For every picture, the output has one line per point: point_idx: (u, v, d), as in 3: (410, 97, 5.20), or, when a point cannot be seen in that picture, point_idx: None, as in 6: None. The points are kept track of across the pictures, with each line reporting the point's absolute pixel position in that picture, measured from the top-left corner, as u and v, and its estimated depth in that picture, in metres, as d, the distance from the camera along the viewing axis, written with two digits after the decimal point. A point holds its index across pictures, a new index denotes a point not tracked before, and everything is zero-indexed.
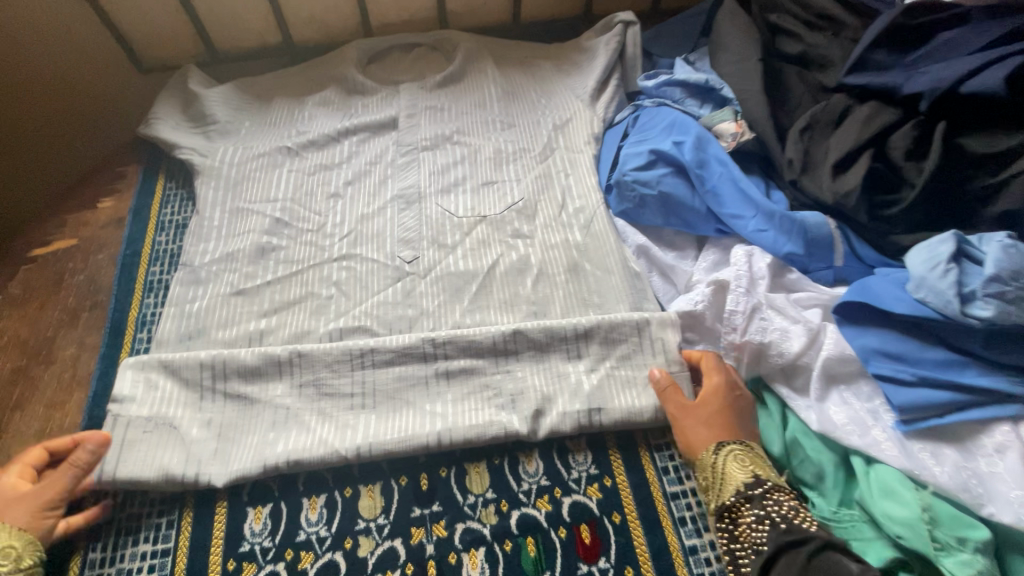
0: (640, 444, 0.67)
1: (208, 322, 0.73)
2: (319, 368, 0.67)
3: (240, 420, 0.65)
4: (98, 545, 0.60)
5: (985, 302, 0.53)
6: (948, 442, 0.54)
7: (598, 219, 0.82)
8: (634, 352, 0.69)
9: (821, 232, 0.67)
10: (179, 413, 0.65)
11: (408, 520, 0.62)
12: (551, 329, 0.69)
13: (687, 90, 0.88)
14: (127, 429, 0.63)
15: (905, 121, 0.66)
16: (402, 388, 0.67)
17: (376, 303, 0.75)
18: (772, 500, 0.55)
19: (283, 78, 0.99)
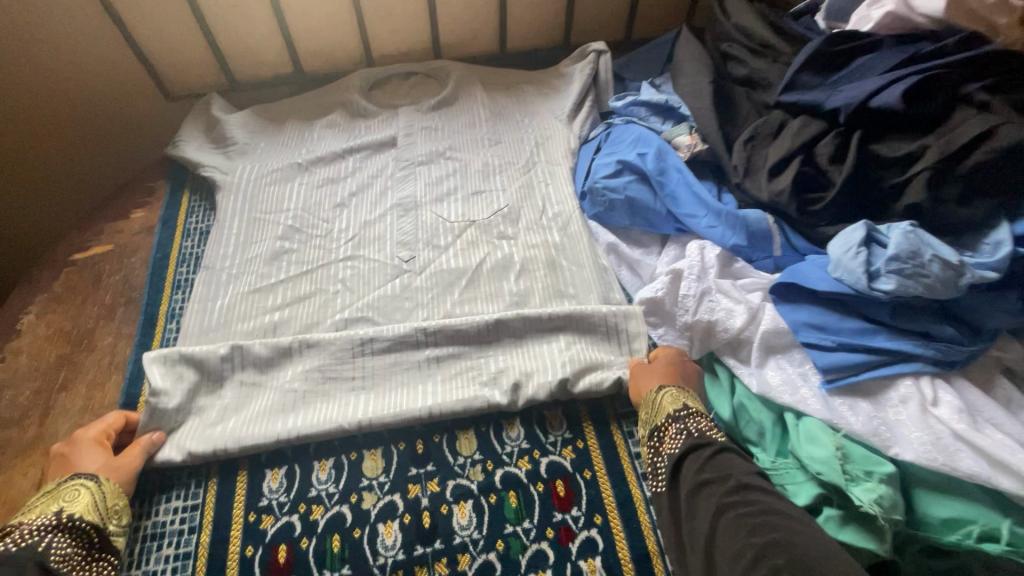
0: (610, 417, 0.76)
1: (230, 317, 0.84)
2: (323, 356, 0.77)
3: (254, 400, 0.75)
4: (138, 506, 0.69)
5: (889, 277, 0.64)
6: (862, 396, 0.64)
7: (573, 221, 0.93)
8: (598, 336, 0.80)
9: (761, 226, 0.78)
10: (202, 399, 0.75)
11: (406, 478, 0.71)
12: (527, 317, 0.79)
13: (651, 109, 1.00)
14: (161, 416, 0.72)
15: (829, 131, 0.77)
16: (398, 370, 0.77)
17: (375, 296, 0.86)
18: (693, 420, 0.67)
19: (293, 105, 1.11)
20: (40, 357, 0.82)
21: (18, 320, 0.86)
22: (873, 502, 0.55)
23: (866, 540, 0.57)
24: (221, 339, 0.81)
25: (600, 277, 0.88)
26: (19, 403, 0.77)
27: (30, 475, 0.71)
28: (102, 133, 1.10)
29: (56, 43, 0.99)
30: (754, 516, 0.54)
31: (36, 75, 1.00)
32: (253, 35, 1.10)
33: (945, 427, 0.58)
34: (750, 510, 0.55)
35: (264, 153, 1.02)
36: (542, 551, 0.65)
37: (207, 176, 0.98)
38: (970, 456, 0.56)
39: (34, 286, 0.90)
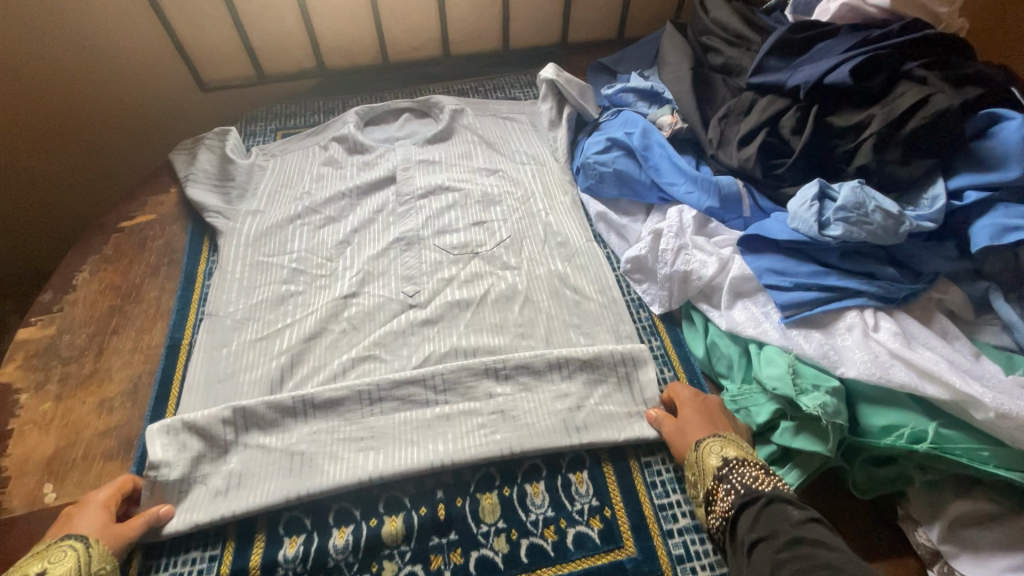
0: (630, 457, 0.76)
1: (236, 367, 0.85)
2: (329, 414, 0.78)
3: (260, 466, 0.74)
4: (151, 565, 0.68)
5: (837, 224, 0.73)
6: (816, 327, 0.73)
7: (578, 254, 0.96)
8: (609, 388, 0.80)
9: (731, 190, 0.88)
10: (207, 469, 0.74)
11: (427, 548, 0.68)
12: (533, 367, 0.81)
13: (638, 94, 1.11)
14: (168, 491, 0.71)
15: (791, 106, 0.87)
16: (407, 429, 0.77)
17: (383, 333, 0.88)
18: (739, 473, 0.66)
19: (287, 143, 1.17)
20: (94, 307, 0.92)
21: (72, 277, 0.96)
22: (818, 407, 0.65)
23: (814, 444, 0.66)
24: (229, 397, 0.82)
25: (587, 241, 0.98)
26: (77, 344, 0.88)
27: (89, 402, 0.81)
28: (152, 119, 1.25)
29: (105, 38, 1.11)
30: (812, 570, 0.55)
31: (100, 70, 1.14)
32: (279, 33, 1.23)
33: (883, 347, 0.68)
34: (813, 562, 0.55)
35: (265, 192, 1.07)
36: (535, 467, 0.75)
37: (209, 222, 1.02)
38: (903, 370, 0.65)
39: (86, 249, 1.00)
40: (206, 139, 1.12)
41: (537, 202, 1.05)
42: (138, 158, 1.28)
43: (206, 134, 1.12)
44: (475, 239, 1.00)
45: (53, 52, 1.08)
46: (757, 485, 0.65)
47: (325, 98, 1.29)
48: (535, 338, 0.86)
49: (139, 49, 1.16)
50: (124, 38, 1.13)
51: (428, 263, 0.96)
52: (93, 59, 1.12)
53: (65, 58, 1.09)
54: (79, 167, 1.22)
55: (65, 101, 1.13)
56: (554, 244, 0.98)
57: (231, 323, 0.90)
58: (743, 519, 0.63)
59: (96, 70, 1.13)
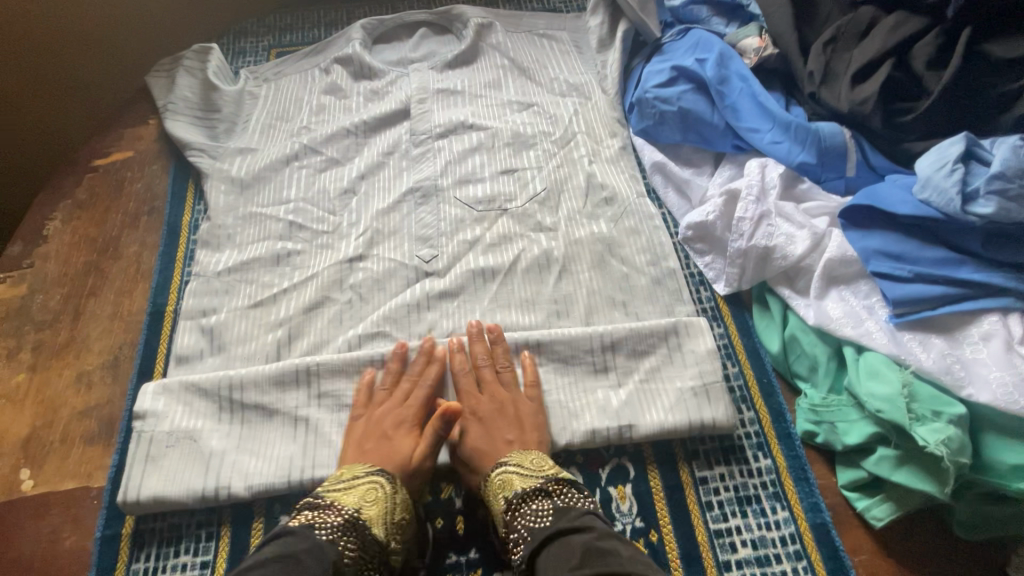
0: (681, 461, 0.63)
1: (227, 338, 0.73)
2: (335, 384, 0.68)
3: (260, 432, 0.66)
4: (140, 556, 0.61)
5: (987, 199, 0.55)
6: (937, 332, 0.57)
7: (628, 214, 0.79)
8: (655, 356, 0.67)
9: (835, 141, 0.68)
10: (201, 425, 0.65)
11: (443, 567, 0.59)
12: (571, 340, 0.68)
13: (714, 9, 0.89)
14: (151, 445, 0.64)
15: (931, 29, 0.66)
16: (422, 399, 0.67)
17: (393, 306, 0.74)
18: (526, 507, 0.55)
19: (282, 64, 0.98)
20: (67, 263, 0.81)
21: (42, 226, 0.84)
22: (939, 442, 0.51)
23: (924, 482, 0.54)
24: (220, 367, 0.71)
25: (638, 197, 0.81)
26: (50, 307, 0.77)
27: (65, 376, 0.72)
28: (131, 37, 1.07)
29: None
30: None
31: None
32: None
33: None
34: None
35: (256, 127, 0.90)
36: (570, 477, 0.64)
37: (191, 161, 0.86)
38: None
39: (56, 192, 0.87)
40: (183, 58, 0.94)
41: (578, 147, 0.86)
42: (117, 84, 1.11)
43: (183, 52, 0.94)
44: (503, 192, 0.83)
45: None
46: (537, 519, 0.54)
47: (326, 7, 1.08)
48: (572, 319, 0.72)
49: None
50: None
51: (448, 221, 0.81)
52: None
53: None
54: (45, 80, 1.04)
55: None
56: (598, 201, 0.81)
57: (219, 285, 0.77)
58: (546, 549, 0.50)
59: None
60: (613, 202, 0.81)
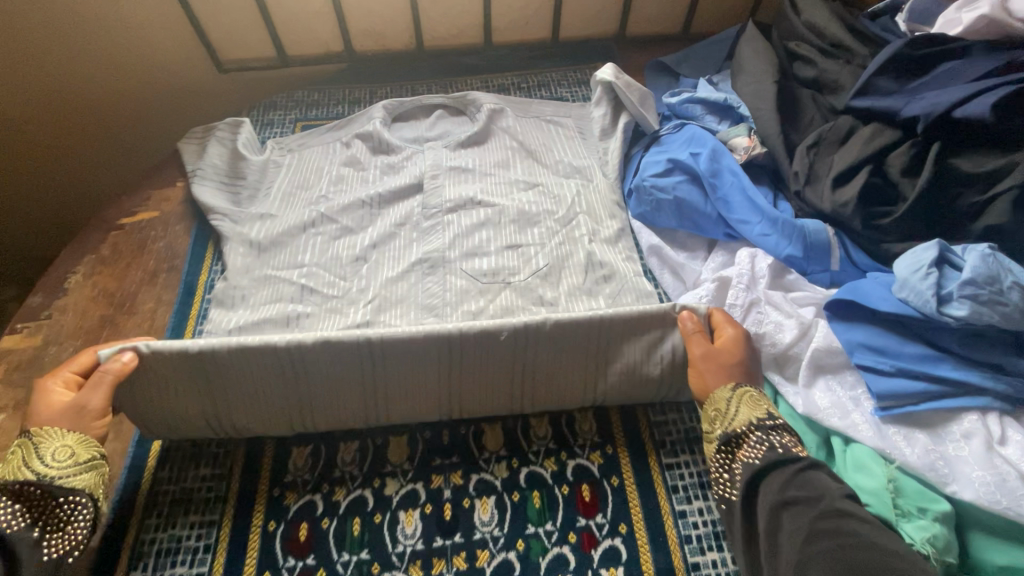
0: (674, 549, 0.64)
1: None
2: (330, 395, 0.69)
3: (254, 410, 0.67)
4: None
5: (960, 302, 0.59)
6: (920, 428, 0.60)
7: (626, 292, 0.83)
8: (651, 376, 0.69)
9: (820, 238, 0.73)
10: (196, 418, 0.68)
11: None
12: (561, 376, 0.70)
13: (707, 107, 0.96)
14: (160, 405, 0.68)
15: (903, 142, 0.72)
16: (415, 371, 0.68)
17: None
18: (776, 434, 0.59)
19: (307, 137, 1.05)
20: (84, 317, 0.84)
21: (64, 279, 0.88)
22: (925, 541, 0.52)
23: None
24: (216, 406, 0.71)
25: (635, 275, 0.85)
26: (62, 359, 0.79)
27: None
28: (170, 104, 1.16)
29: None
30: (846, 550, 0.47)
31: (114, 61, 1.06)
32: (306, 13, 1.11)
33: (1012, 468, 0.55)
34: (847, 540, 0.48)
35: (278, 194, 0.96)
36: (563, 555, 0.64)
37: (214, 225, 0.91)
38: None
39: (81, 248, 0.92)
40: (217, 128, 1.01)
41: (579, 226, 0.91)
42: (152, 145, 1.19)
43: (215, 124, 1.01)
44: (507, 266, 0.87)
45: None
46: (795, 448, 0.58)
47: (350, 86, 1.16)
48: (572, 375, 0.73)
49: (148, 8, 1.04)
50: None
51: (454, 292, 0.85)
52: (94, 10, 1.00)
53: (79, 52, 1.02)
54: (81, 139, 1.11)
55: (59, 55, 1.01)
56: (597, 278, 0.85)
57: None
58: (773, 476, 0.56)
59: (95, 25, 1.01)
60: (611, 279, 0.85)
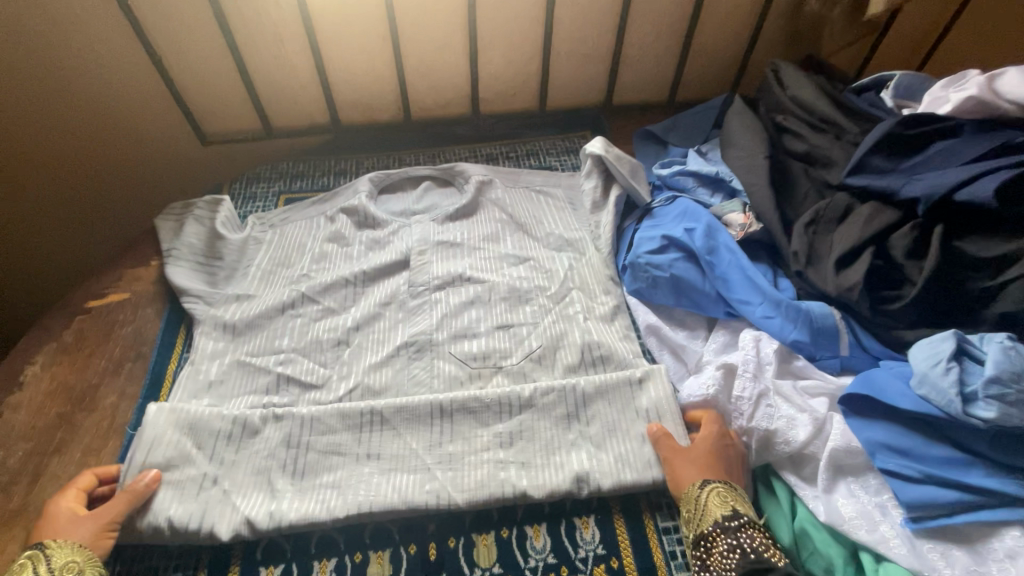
0: None
1: None
2: (321, 462, 0.70)
3: (247, 475, 0.69)
4: None
5: (987, 403, 0.55)
6: (958, 543, 0.54)
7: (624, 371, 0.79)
8: (631, 434, 0.71)
9: (827, 322, 0.70)
10: (181, 482, 0.67)
11: None
12: (549, 441, 0.71)
13: (699, 179, 0.95)
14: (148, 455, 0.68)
15: (904, 222, 0.70)
16: (407, 431, 0.72)
17: (393, 455, 0.70)
18: (747, 534, 0.59)
19: (290, 211, 1.02)
20: (38, 415, 0.77)
21: (20, 370, 0.81)
22: None
23: None
24: (197, 488, 0.67)
25: (633, 357, 0.80)
26: (8, 466, 0.72)
27: (9, 552, 0.66)
28: (148, 174, 1.13)
29: (79, 60, 0.96)
30: None
31: (92, 136, 1.04)
32: (293, 88, 1.10)
33: None
34: None
35: (257, 272, 0.92)
36: None
37: (187, 308, 0.87)
38: None
39: (43, 335, 0.86)
40: (195, 207, 0.97)
41: (573, 303, 0.87)
42: (131, 213, 1.16)
43: (195, 201, 0.97)
44: (498, 349, 0.82)
45: (16, 67, 0.92)
46: (768, 554, 0.57)
47: (337, 157, 1.15)
48: (563, 446, 0.70)
49: (127, 83, 1.01)
50: (106, 66, 0.98)
51: (442, 380, 0.79)
52: (69, 86, 0.97)
53: (54, 128, 1.00)
54: (56, 208, 1.08)
55: (30, 128, 0.98)
56: (593, 361, 0.80)
57: None
58: None
59: (73, 100, 0.99)
60: (608, 361, 0.80)
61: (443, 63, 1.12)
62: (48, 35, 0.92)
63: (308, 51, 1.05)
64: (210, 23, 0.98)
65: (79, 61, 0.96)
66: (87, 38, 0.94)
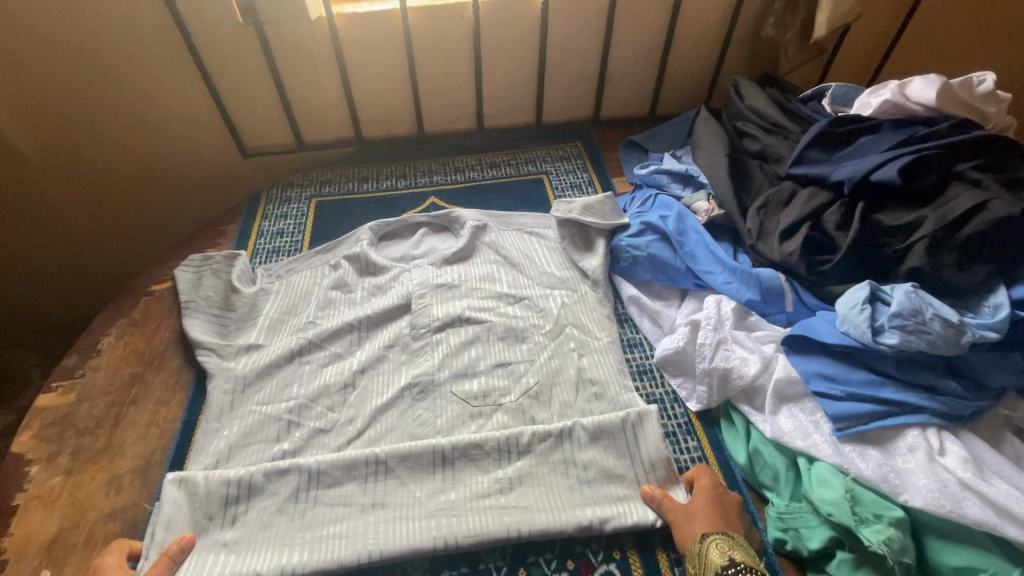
0: (657, 543, 0.72)
1: (249, 440, 0.83)
2: (331, 514, 0.75)
3: (262, 531, 0.74)
4: None
5: (891, 332, 0.69)
6: (873, 445, 0.67)
7: (605, 364, 0.89)
8: (620, 475, 0.77)
9: (774, 283, 0.85)
10: (201, 549, 0.72)
11: None
12: (546, 485, 0.76)
13: (672, 177, 1.11)
14: (174, 504, 0.75)
15: (835, 201, 0.85)
16: (410, 483, 0.78)
17: (400, 504, 0.76)
18: None
19: (295, 262, 1.07)
20: (114, 374, 0.91)
21: (98, 340, 0.96)
22: (881, 543, 0.59)
23: None
24: (216, 550, 0.72)
25: (625, 392, 0.86)
26: (93, 414, 0.86)
27: (97, 479, 0.79)
28: (199, 181, 1.30)
29: (143, 86, 1.13)
30: None
31: (152, 147, 1.21)
32: (323, 108, 1.28)
33: (952, 475, 0.62)
34: None
35: (265, 323, 0.96)
36: None
37: (201, 360, 0.91)
38: (977, 504, 0.59)
39: (115, 312, 1.01)
40: (212, 261, 1.02)
41: (568, 341, 0.92)
42: (182, 212, 1.33)
43: (213, 254, 1.03)
44: (497, 387, 0.88)
45: (93, 91, 1.10)
46: None
47: (361, 166, 1.32)
48: (558, 495, 0.75)
49: (181, 105, 1.18)
50: (168, 90, 1.15)
51: (445, 420, 0.84)
52: (135, 107, 1.15)
53: (122, 139, 1.18)
54: (122, 206, 1.27)
55: (102, 141, 1.17)
56: (588, 397, 0.86)
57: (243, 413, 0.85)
58: None
59: (139, 118, 1.16)
60: (602, 398, 0.85)
61: (452, 84, 1.29)
62: (120, 66, 1.09)
63: (338, 76, 1.23)
64: (256, 55, 1.16)
65: (149, 86, 1.13)
66: (152, 69, 1.11)
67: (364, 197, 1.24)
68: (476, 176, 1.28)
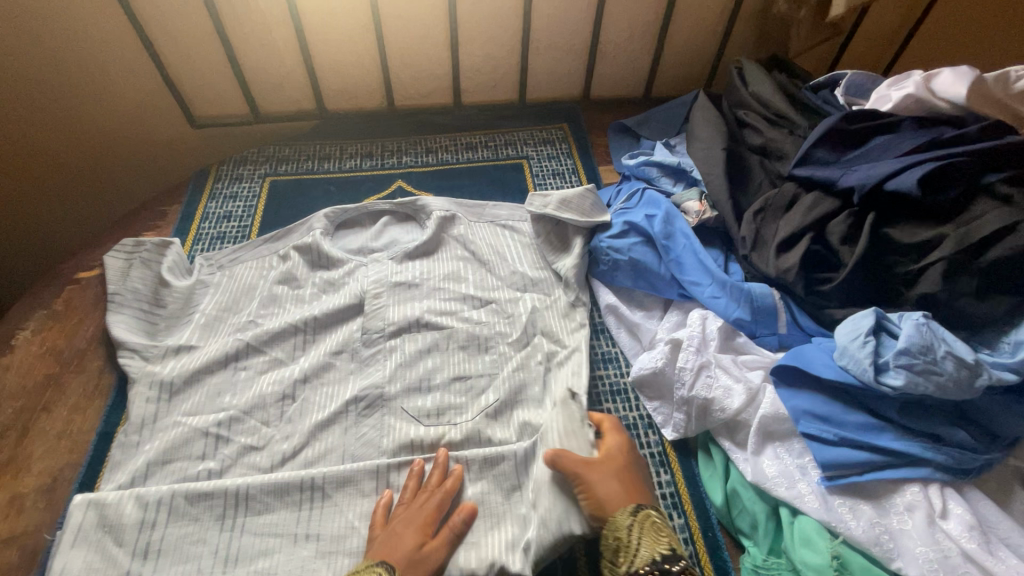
0: None
1: (173, 455, 0.73)
2: (255, 551, 0.66)
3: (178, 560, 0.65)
4: None
5: (897, 372, 0.60)
6: (865, 499, 0.60)
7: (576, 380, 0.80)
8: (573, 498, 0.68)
9: (766, 301, 0.76)
10: None
11: None
12: (497, 511, 0.68)
13: (663, 170, 1.00)
14: (84, 521, 0.66)
15: (842, 210, 0.75)
16: (350, 513, 0.69)
17: (337, 536, 0.67)
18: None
19: (238, 251, 0.95)
20: (27, 375, 0.81)
21: (13, 334, 0.86)
22: None
23: None
24: None
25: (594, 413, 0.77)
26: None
27: None
28: (143, 154, 1.17)
29: (72, 44, 0.99)
30: None
31: (88, 115, 1.08)
32: (281, 75, 1.15)
33: (954, 544, 0.55)
34: None
35: (200, 319, 0.86)
36: None
37: (122, 363, 0.81)
38: None
39: (34, 303, 0.90)
40: (143, 248, 0.91)
41: (537, 352, 0.83)
42: (125, 186, 1.21)
43: (144, 240, 0.91)
44: (453, 404, 0.78)
45: (7, 46, 0.96)
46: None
47: (323, 142, 1.19)
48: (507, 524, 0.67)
49: (116, 65, 1.04)
50: (100, 51, 1.02)
51: (392, 441, 0.75)
52: (64, 69, 1.01)
53: (49, 104, 1.04)
54: (58, 180, 1.14)
55: (26, 106, 1.03)
56: None
57: (168, 424, 0.76)
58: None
59: (70, 80, 1.03)
60: None
61: (426, 52, 1.16)
62: (39, 15, 0.95)
63: (295, 40, 1.09)
64: (200, 11, 1.02)
65: (78, 42, 0.99)
66: (78, 21, 0.97)
67: (324, 178, 1.12)
68: (450, 158, 1.16)
